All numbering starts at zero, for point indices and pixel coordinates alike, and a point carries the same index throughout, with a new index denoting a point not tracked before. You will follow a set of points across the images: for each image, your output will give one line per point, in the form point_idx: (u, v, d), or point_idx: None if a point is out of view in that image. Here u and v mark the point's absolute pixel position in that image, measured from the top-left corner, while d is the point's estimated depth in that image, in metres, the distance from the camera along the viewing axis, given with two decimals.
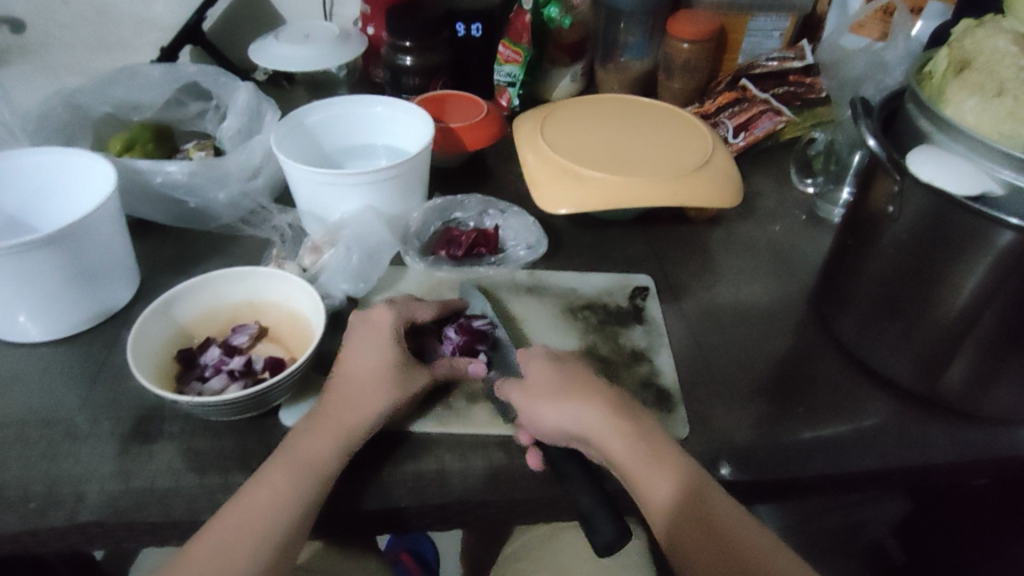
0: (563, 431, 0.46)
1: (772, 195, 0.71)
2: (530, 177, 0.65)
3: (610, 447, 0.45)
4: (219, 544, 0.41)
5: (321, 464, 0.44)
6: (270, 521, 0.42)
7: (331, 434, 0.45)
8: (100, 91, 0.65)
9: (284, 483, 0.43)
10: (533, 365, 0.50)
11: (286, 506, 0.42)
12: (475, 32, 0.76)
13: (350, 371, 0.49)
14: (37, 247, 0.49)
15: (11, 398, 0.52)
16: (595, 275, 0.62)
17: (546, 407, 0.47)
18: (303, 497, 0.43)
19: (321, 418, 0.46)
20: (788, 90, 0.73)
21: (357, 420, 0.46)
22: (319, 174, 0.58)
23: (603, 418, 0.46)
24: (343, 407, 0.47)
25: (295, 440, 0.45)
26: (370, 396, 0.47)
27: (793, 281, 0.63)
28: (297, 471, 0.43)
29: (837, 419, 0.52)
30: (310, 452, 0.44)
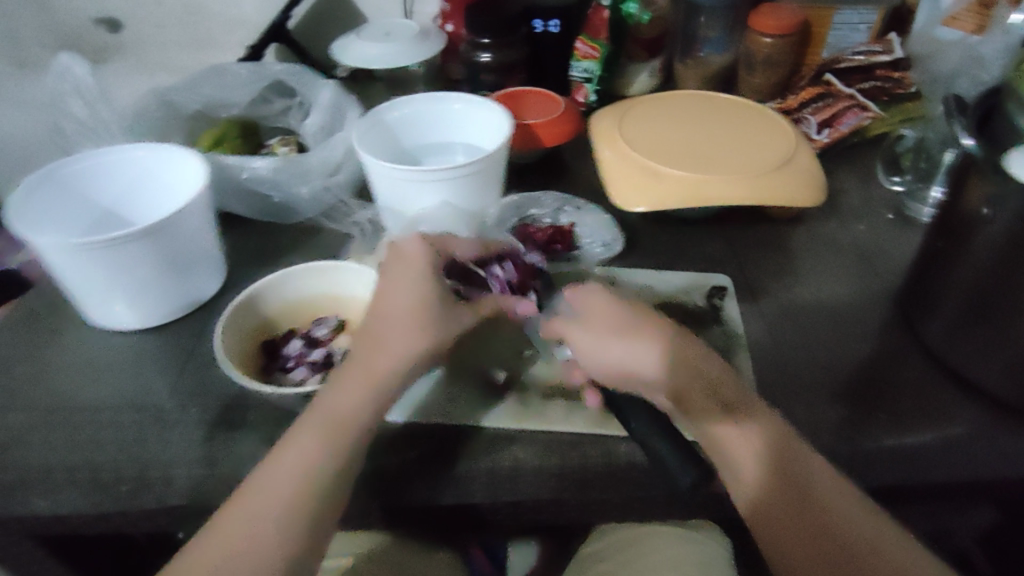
0: (628, 375, 0.46)
1: (856, 193, 0.68)
2: (607, 174, 0.64)
3: (683, 394, 0.45)
4: (254, 508, 0.41)
5: (352, 419, 0.45)
6: (306, 481, 0.42)
7: (361, 385, 0.46)
8: (193, 90, 0.68)
9: (315, 443, 0.43)
10: (592, 307, 0.49)
11: (321, 468, 0.42)
12: (553, 29, 0.77)
13: (384, 310, 0.49)
14: (133, 239, 0.51)
15: (107, 381, 0.54)
16: (671, 274, 0.61)
17: (601, 344, 0.47)
18: (337, 456, 0.43)
19: (351, 369, 0.47)
20: (875, 85, 0.71)
21: (385, 368, 0.47)
22: (400, 169, 0.59)
23: (671, 364, 0.46)
24: (370, 358, 0.47)
25: (327, 396, 0.45)
26: (396, 341, 0.47)
27: (878, 282, 0.60)
28: (329, 428, 0.44)
29: (920, 426, 0.49)
30: (343, 406, 0.45)
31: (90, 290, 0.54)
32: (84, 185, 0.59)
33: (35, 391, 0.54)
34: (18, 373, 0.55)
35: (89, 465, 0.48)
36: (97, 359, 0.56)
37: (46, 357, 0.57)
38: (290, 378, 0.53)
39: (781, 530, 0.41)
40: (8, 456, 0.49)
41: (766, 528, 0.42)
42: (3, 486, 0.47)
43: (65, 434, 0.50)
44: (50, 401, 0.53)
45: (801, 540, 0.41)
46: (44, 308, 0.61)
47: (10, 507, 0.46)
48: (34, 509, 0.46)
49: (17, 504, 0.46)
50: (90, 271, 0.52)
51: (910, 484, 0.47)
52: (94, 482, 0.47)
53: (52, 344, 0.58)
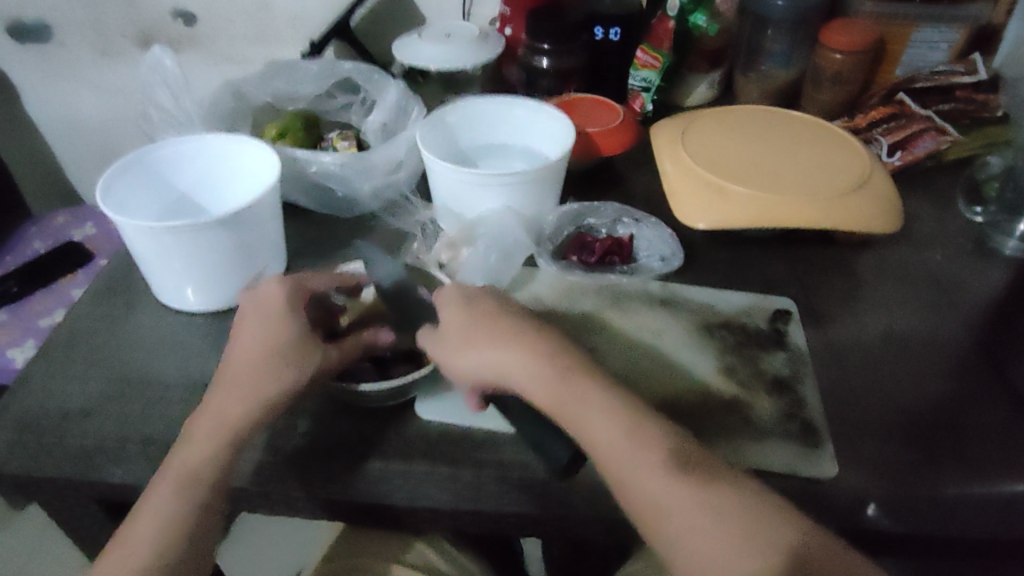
0: (491, 380, 0.45)
1: (930, 219, 0.65)
2: (669, 187, 0.63)
3: (539, 392, 0.43)
4: (125, 554, 0.42)
5: (200, 458, 0.43)
6: (166, 525, 0.42)
7: (212, 430, 0.44)
8: (263, 82, 0.70)
9: (167, 489, 0.43)
10: (446, 314, 0.48)
11: (170, 529, 0.42)
12: (613, 36, 0.76)
13: (241, 346, 0.47)
14: (210, 227, 0.52)
15: (170, 362, 0.55)
16: (732, 294, 0.60)
17: (463, 355, 0.46)
18: (193, 499, 0.43)
19: (206, 413, 0.45)
20: (955, 108, 0.69)
21: (238, 410, 0.44)
22: (464, 173, 0.59)
23: (522, 359, 0.44)
24: (222, 402, 0.45)
25: (184, 441, 0.44)
26: (244, 385, 0.45)
27: (957, 315, 0.57)
28: (185, 482, 0.43)
29: (1008, 474, 0.46)
30: (197, 449, 0.43)
31: (166, 273, 0.56)
32: (166, 171, 0.60)
33: (107, 362, 0.55)
34: (93, 344, 0.57)
35: (159, 438, 0.49)
36: (161, 340, 0.57)
37: (118, 331, 0.58)
38: None
39: (680, 540, 0.39)
40: (85, 423, 0.50)
41: (654, 524, 0.39)
42: (78, 452, 0.48)
43: (138, 406, 0.52)
44: (124, 371, 0.54)
45: (705, 542, 0.38)
46: (116, 285, 0.63)
47: (87, 473, 0.47)
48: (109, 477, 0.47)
49: (94, 470, 0.48)
50: (169, 255, 0.54)
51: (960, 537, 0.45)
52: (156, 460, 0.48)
53: (123, 320, 0.59)
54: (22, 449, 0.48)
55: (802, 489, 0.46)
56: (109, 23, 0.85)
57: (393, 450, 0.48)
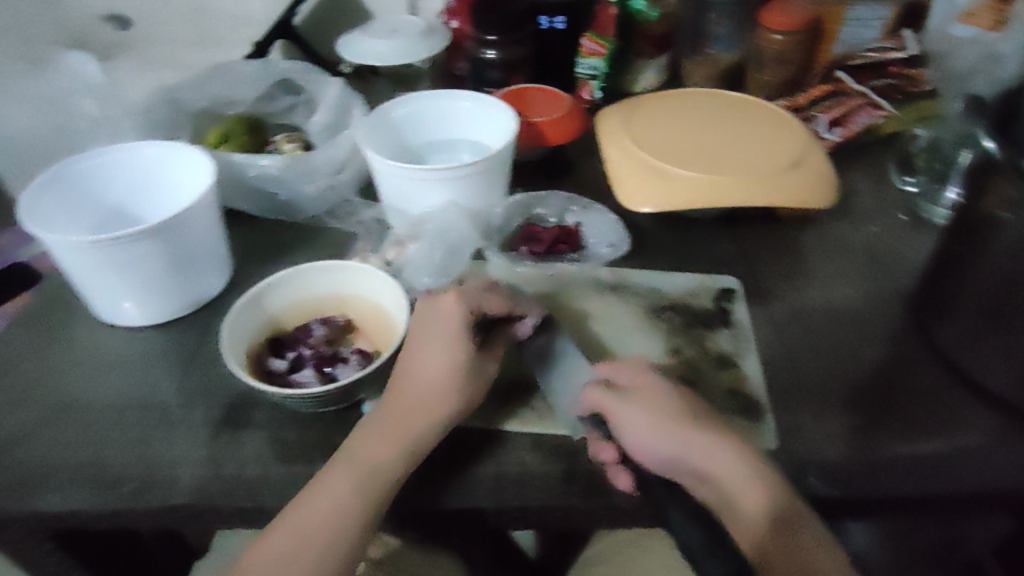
0: (677, 459, 0.43)
1: (867, 194, 0.67)
2: (613, 173, 0.64)
3: (731, 485, 0.42)
4: (290, 546, 0.42)
5: (382, 464, 0.44)
6: (339, 518, 0.42)
7: (396, 438, 0.45)
8: (198, 87, 0.69)
9: (344, 487, 0.43)
10: (646, 383, 0.46)
11: (343, 525, 0.42)
12: (559, 25, 0.74)
13: (418, 366, 0.48)
14: (139, 238, 0.52)
15: (116, 380, 0.55)
16: (679, 276, 0.61)
17: (658, 428, 0.44)
18: (367, 504, 0.43)
19: (386, 418, 0.46)
20: (887, 83, 0.71)
21: (422, 425, 0.46)
22: (405, 169, 0.58)
23: (723, 449, 0.43)
24: (408, 413, 0.46)
25: (358, 441, 0.45)
26: (427, 401, 0.46)
27: (888, 286, 0.59)
28: (361, 477, 0.43)
29: (934, 434, 0.48)
30: (374, 454, 0.44)
31: (98, 287, 0.55)
32: (92, 182, 0.59)
33: (49, 384, 0.55)
34: (32, 367, 0.56)
35: (96, 463, 0.49)
36: (106, 357, 0.57)
37: (56, 353, 0.58)
38: (296, 380, 0.52)
39: None
40: (22, 450, 0.50)
41: None
42: (12, 481, 0.48)
43: (81, 429, 0.51)
44: (64, 395, 0.54)
45: None
46: (51, 307, 0.62)
47: (18, 506, 0.47)
48: (47, 505, 0.47)
49: (24, 502, 0.47)
50: (98, 269, 0.53)
51: (905, 496, 0.46)
52: (102, 480, 0.48)
53: (65, 340, 0.59)
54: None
55: None
56: (39, 32, 0.82)
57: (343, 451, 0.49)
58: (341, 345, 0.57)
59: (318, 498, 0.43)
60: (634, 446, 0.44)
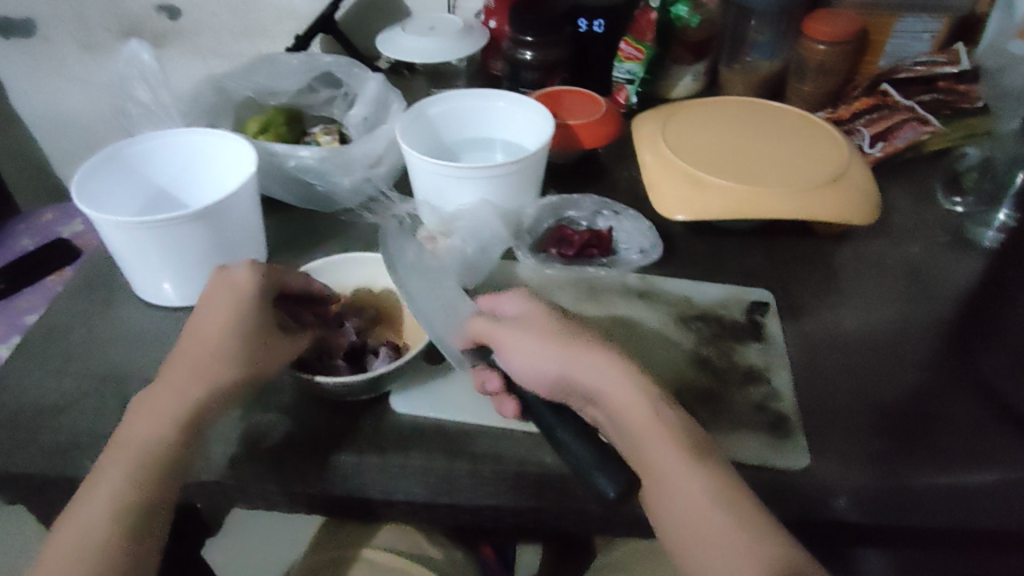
0: (542, 373, 0.44)
1: (909, 211, 0.65)
2: (648, 178, 0.63)
3: (604, 400, 0.42)
4: (69, 544, 0.39)
5: (150, 436, 0.42)
6: (115, 504, 0.40)
7: (166, 412, 0.43)
8: (242, 77, 0.70)
9: (116, 474, 0.41)
10: (527, 309, 0.47)
11: (122, 510, 0.40)
12: (598, 28, 0.75)
13: (196, 337, 0.46)
14: (183, 222, 0.53)
15: (151, 357, 0.56)
16: (709, 285, 0.60)
17: (524, 346, 0.45)
18: (148, 484, 0.41)
19: (158, 397, 0.44)
20: (937, 98, 0.69)
21: (192, 395, 0.44)
22: (440, 166, 0.59)
23: (591, 363, 0.43)
24: (179, 384, 0.44)
25: (128, 425, 0.43)
26: (202, 369, 0.44)
27: (930, 308, 0.58)
28: (136, 457, 0.41)
29: (975, 465, 0.47)
30: (141, 434, 0.42)
31: (142, 267, 0.57)
32: (141, 165, 0.61)
33: (87, 358, 0.56)
34: (74, 340, 0.58)
35: None
36: (143, 334, 0.59)
37: (96, 328, 0.59)
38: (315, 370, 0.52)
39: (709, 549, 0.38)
40: (61, 419, 0.51)
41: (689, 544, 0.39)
42: (48, 449, 0.49)
43: (117, 402, 0.53)
44: (102, 367, 0.55)
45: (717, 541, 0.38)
46: (93, 283, 0.64)
47: (53, 472, 0.48)
48: (81, 475, 0.48)
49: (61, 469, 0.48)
50: (142, 250, 0.55)
51: None
52: None
53: (105, 317, 0.60)
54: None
55: (770, 480, 0.46)
56: (93, 16, 0.84)
57: (368, 441, 0.50)
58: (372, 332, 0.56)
59: (91, 496, 0.40)
60: (512, 367, 0.45)
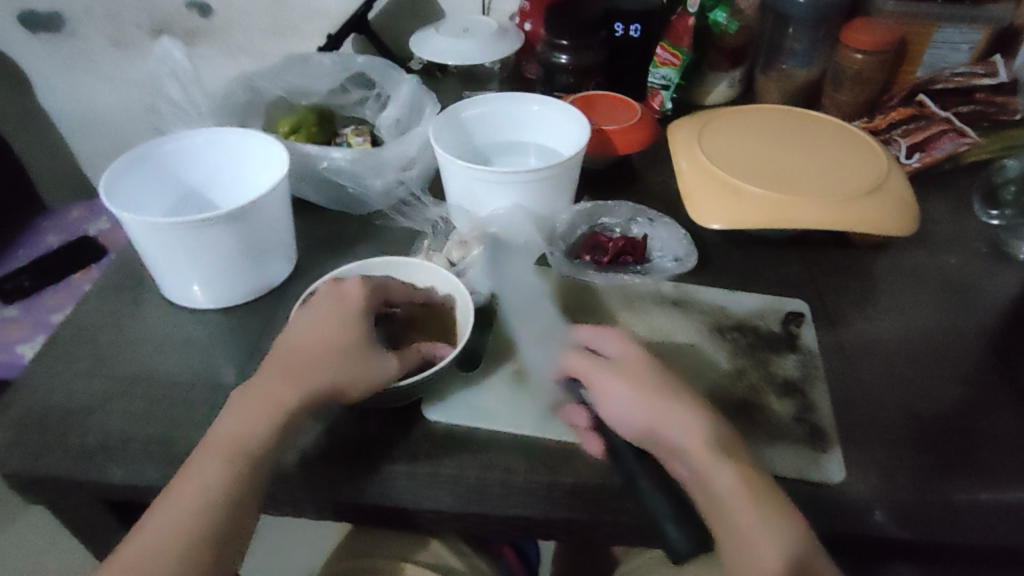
0: (643, 426, 0.44)
1: (947, 223, 0.65)
2: (683, 186, 0.63)
3: (698, 464, 0.42)
4: (157, 527, 0.41)
5: (244, 438, 0.44)
6: (209, 495, 0.42)
7: (264, 410, 0.44)
8: (276, 77, 0.70)
9: (214, 466, 0.42)
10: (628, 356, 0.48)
11: (214, 500, 0.42)
12: (634, 33, 0.74)
13: (301, 341, 0.47)
14: (215, 223, 0.53)
15: (183, 358, 0.56)
16: (744, 295, 0.60)
17: (626, 397, 0.45)
18: (241, 481, 0.42)
19: (255, 395, 0.45)
20: (975, 110, 0.68)
21: (292, 395, 0.45)
22: (475, 170, 0.58)
23: (693, 424, 0.44)
24: (279, 388, 0.45)
25: (225, 419, 0.45)
26: (303, 374, 0.46)
27: (969, 321, 0.57)
28: (232, 451, 0.43)
29: (1018, 482, 0.46)
30: (244, 429, 0.44)
31: (172, 268, 0.57)
32: (171, 165, 0.61)
33: (120, 358, 0.56)
34: (105, 340, 0.58)
35: (164, 439, 0.50)
36: (174, 336, 0.58)
37: (128, 328, 0.59)
38: None
39: None
40: (95, 420, 0.51)
41: None
42: (83, 450, 0.49)
43: (149, 404, 0.52)
44: (136, 368, 0.55)
45: None
46: (124, 283, 0.63)
47: (88, 474, 0.48)
48: (115, 477, 0.48)
49: (95, 470, 0.48)
50: (173, 252, 0.55)
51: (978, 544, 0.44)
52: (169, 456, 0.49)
53: (136, 317, 0.60)
54: (28, 445, 0.49)
55: (810, 495, 0.46)
56: (124, 14, 0.85)
57: (402, 447, 0.49)
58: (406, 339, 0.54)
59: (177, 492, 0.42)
60: (608, 413, 0.45)
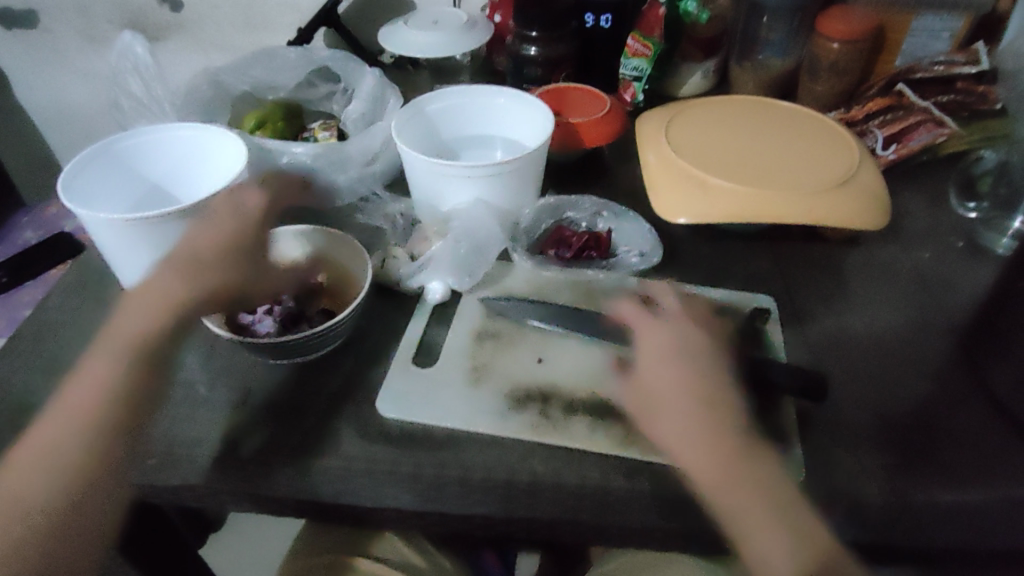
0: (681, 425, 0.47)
1: (922, 217, 0.63)
2: (649, 179, 0.61)
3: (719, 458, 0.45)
4: (64, 421, 0.48)
5: (137, 332, 0.52)
6: (108, 385, 0.49)
7: (154, 309, 0.53)
8: (240, 72, 0.69)
9: (105, 357, 0.51)
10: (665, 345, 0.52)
11: (113, 387, 0.49)
12: (605, 23, 0.73)
13: (193, 259, 0.55)
14: (170, 222, 0.52)
15: None
16: (711, 291, 0.58)
17: (663, 396, 0.49)
18: (125, 369, 0.50)
19: (147, 295, 0.53)
20: (953, 100, 0.66)
21: (177, 292, 0.54)
22: (435, 164, 0.57)
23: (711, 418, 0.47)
24: (164, 289, 0.54)
25: (119, 318, 0.53)
26: (197, 279, 0.55)
27: (939, 317, 0.55)
28: (124, 342, 0.51)
29: (982, 482, 0.44)
30: (133, 326, 0.52)
31: (131, 264, 0.56)
32: (131, 160, 0.60)
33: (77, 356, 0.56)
34: (63, 337, 0.57)
35: None
36: None
37: (88, 325, 0.59)
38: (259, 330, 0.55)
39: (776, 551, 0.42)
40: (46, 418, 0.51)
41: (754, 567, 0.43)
42: None
43: None
44: None
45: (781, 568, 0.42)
46: (87, 280, 0.63)
47: None
48: None
49: None
50: (130, 248, 0.54)
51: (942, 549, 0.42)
52: None
53: (96, 314, 0.60)
54: None
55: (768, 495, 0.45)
56: (96, 10, 0.84)
57: (353, 445, 0.49)
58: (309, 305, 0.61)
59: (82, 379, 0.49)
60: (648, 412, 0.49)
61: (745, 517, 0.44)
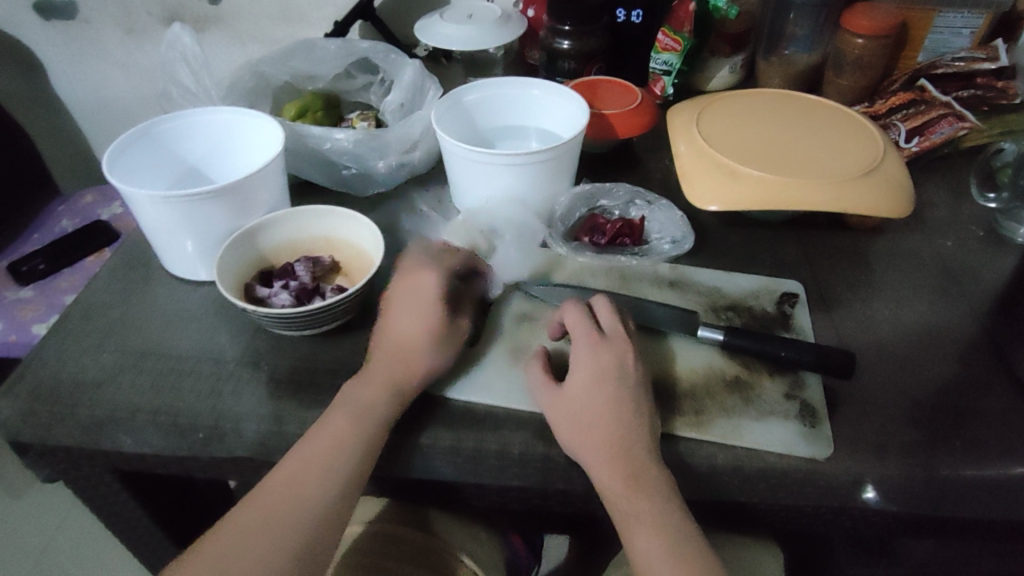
0: (584, 423, 0.46)
1: (944, 207, 0.66)
2: (681, 168, 0.63)
3: (594, 458, 0.45)
4: (256, 511, 0.45)
5: (377, 411, 0.48)
6: (332, 467, 0.46)
7: (399, 377, 0.49)
8: (281, 63, 0.71)
9: (343, 424, 0.47)
10: (583, 352, 0.49)
11: (348, 464, 0.46)
12: (635, 18, 0.75)
13: (392, 325, 0.52)
14: (207, 199, 0.55)
15: (187, 333, 0.58)
16: (740, 277, 0.60)
17: (572, 399, 0.47)
18: (363, 437, 0.47)
19: (375, 369, 0.50)
20: (974, 94, 0.69)
21: (407, 368, 0.50)
22: (474, 152, 0.59)
23: (607, 421, 0.46)
24: (388, 369, 0.50)
25: (353, 389, 0.49)
26: (410, 351, 0.50)
27: (964, 305, 0.57)
28: (361, 415, 0.47)
29: (1005, 458, 0.47)
30: (367, 397, 0.48)
31: (167, 239, 0.59)
32: (170, 144, 0.63)
33: (127, 333, 0.58)
34: (112, 317, 0.60)
35: (169, 410, 0.52)
36: (181, 311, 0.60)
37: (136, 305, 0.61)
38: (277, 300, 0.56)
39: (656, 541, 0.44)
40: (99, 393, 0.53)
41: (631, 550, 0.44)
42: (91, 420, 0.51)
43: (152, 377, 0.54)
44: (139, 344, 0.57)
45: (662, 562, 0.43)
46: (132, 262, 0.66)
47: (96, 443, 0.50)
48: None
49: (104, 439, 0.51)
50: (171, 225, 0.57)
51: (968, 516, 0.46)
52: (174, 426, 0.51)
53: (144, 294, 0.62)
54: (37, 416, 0.51)
55: (799, 470, 0.47)
56: (136, 3, 0.86)
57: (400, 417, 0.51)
58: (323, 282, 0.61)
59: (309, 447, 0.46)
60: (552, 407, 0.48)
61: (774, 484, 0.47)
